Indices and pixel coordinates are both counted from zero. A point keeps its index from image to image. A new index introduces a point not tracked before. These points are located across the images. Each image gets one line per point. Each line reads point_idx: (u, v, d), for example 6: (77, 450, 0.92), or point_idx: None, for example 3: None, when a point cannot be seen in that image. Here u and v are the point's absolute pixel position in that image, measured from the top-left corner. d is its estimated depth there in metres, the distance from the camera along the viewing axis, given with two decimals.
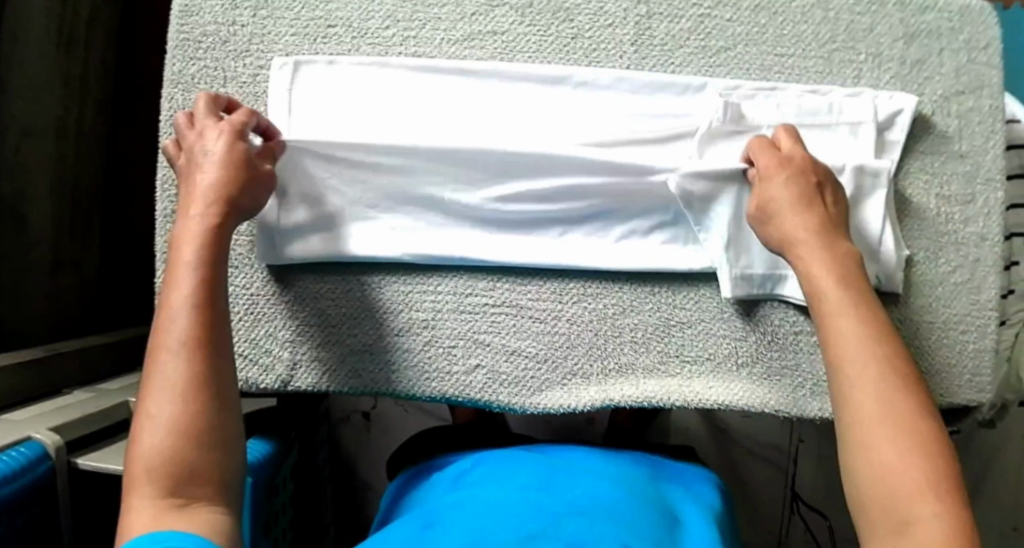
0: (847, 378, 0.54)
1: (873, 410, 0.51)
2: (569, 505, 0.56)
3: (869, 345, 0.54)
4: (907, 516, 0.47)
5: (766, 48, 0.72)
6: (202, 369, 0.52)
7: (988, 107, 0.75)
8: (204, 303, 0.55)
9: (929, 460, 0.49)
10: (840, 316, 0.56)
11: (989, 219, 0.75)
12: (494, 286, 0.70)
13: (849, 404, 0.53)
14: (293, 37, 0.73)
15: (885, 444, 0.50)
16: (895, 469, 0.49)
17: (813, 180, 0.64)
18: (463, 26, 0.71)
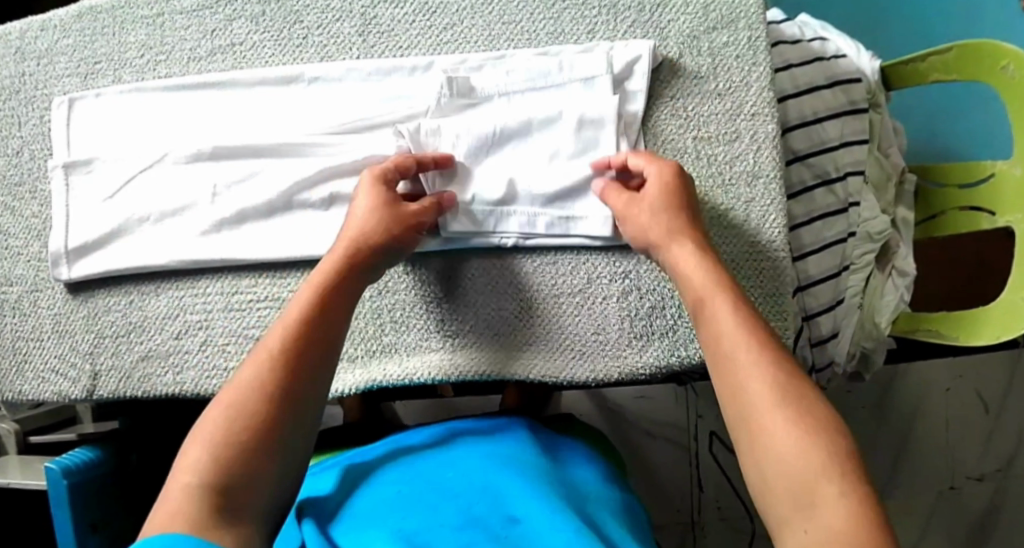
0: (724, 352, 0.55)
1: (770, 393, 0.50)
2: (479, 515, 0.54)
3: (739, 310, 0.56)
4: (817, 496, 0.46)
5: (494, 17, 0.72)
6: (247, 419, 0.54)
7: (746, 39, 0.72)
8: (270, 362, 0.57)
9: (817, 412, 0.49)
10: (710, 296, 0.58)
11: (760, 154, 0.72)
12: (257, 282, 0.74)
13: (738, 375, 0.53)
14: (70, 77, 0.79)
15: (781, 418, 0.49)
16: (781, 436, 0.48)
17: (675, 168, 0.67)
18: (207, 42, 0.75)
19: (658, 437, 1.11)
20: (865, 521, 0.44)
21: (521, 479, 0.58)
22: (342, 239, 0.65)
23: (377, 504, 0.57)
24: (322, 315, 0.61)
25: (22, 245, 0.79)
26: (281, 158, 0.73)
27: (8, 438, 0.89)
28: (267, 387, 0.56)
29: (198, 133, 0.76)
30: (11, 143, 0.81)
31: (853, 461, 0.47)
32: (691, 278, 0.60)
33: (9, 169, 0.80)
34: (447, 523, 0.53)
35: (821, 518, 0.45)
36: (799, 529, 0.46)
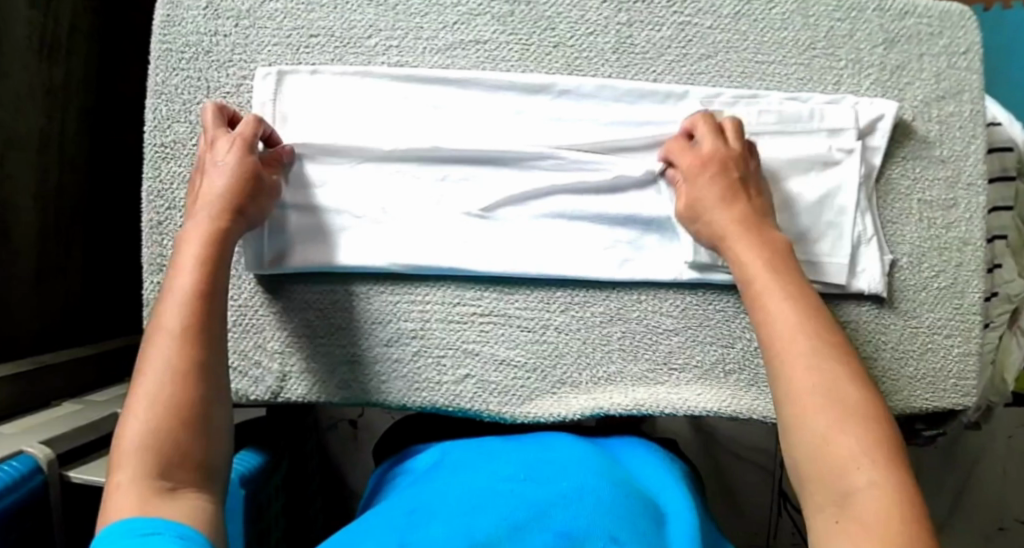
0: (782, 346, 0.57)
1: (820, 375, 0.54)
2: (563, 526, 0.52)
3: (800, 320, 0.57)
4: (849, 487, 0.49)
5: (747, 54, 0.72)
6: (174, 385, 0.54)
7: (968, 112, 0.75)
8: (182, 332, 0.57)
9: (880, 432, 0.51)
10: (770, 295, 0.59)
11: (971, 223, 0.75)
12: (482, 296, 0.72)
13: (781, 356, 0.56)
14: (277, 47, 0.72)
15: (852, 433, 0.51)
16: (841, 435, 0.51)
17: (733, 175, 0.65)
18: (446, 35, 0.71)
19: (748, 460, 1.17)
20: (915, 524, 0.46)
21: (616, 493, 0.57)
22: (198, 199, 0.64)
23: (458, 491, 0.58)
24: (198, 283, 0.59)
25: None
26: (520, 168, 0.71)
27: None
28: (170, 359, 0.55)
29: (423, 131, 0.72)
30: (198, 110, 0.73)
31: (897, 463, 0.50)
32: (748, 266, 0.61)
33: (193, 137, 0.73)
34: (546, 528, 0.52)
35: (865, 504, 0.48)
36: (833, 521, 0.49)
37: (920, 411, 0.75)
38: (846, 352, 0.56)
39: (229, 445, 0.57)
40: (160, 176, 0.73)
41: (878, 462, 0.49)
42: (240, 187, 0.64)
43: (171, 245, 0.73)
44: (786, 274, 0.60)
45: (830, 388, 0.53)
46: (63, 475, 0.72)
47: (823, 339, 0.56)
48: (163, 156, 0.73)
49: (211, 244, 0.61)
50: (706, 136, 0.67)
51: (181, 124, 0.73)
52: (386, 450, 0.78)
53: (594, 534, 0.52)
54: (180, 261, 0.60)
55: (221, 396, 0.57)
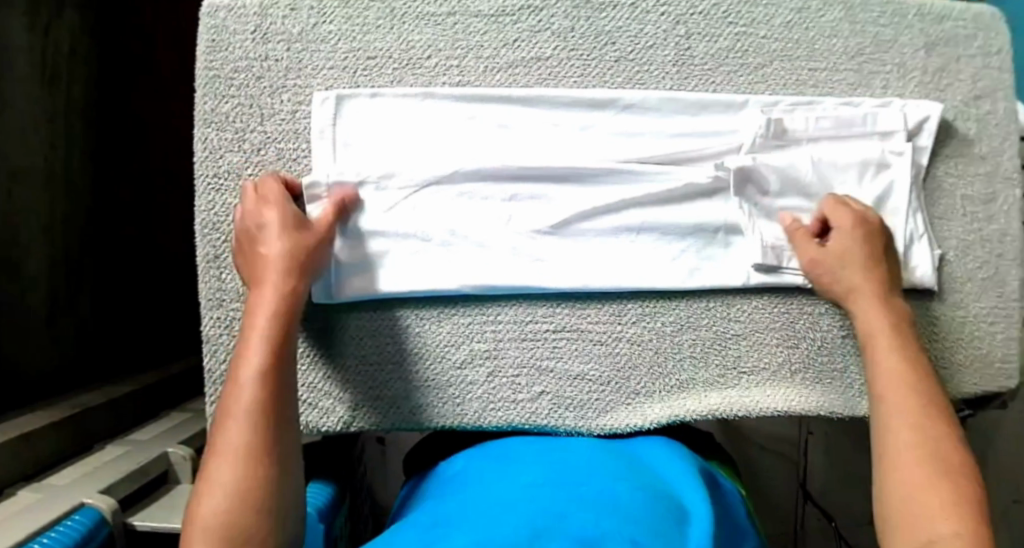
0: (887, 400, 0.61)
1: (915, 441, 0.58)
2: (584, 528, 0.49)
3: (908, 375, 0.61)
4: (931, 534, 0.52)
5: (801, 62, 0.74)
6: (248, 468, 0.54)
7: (1004, 110, 0.79)
8: (253, 413, 0.56)
9: (964, 487, 0.54)
10: (881, 351, 0.64)
11: (1009, 216, 0.79)
12: (553, 313, 0.72)
13: (889, 412, 0.60)
14: (333, 70, 0.71)
15: (932, 478, 0.55)
16: (926, 487, 0.55)
17: (880, 244, 0.69)
18: (507, 53, 0.71)
19: (772, 451, 1.20)
20: None
21: (641, 497, 0.54)
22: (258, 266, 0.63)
23: (484, 505, 0.55)
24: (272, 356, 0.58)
25: None
26: (584, 187, 0.72)
27: (181, 465, 0.81)
28: (250, 437, 0.55)
29: (486, 151, 0.71)
30: (251, 138, 0.71)
31: (980, 518, 0.53)
32: (873, 328, 0.65)
33: (247, 166, 0.71)
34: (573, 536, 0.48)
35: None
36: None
37: (968, 396, 0.78)
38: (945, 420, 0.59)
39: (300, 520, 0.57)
40: (215, 209, 0.71)
41: (953, 512, 0.53)
42: (305, 259, 0.64)
43: (230, 278, 0.71)
44: (906, 346, 0.63)
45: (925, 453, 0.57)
46: (126, 524, 0.70)
47: (918, 397, 0.60)
48: (216, 187, 0.71)
49: (277, 319, 0.60)
50: (857, 206, 0.70)
51: (234, 153, 0.71)
52: (416, 465, 0.76)
53: (615, 536, 0.48)
54: (247, 338, 0.59)
55: (291, 475, 0.56)
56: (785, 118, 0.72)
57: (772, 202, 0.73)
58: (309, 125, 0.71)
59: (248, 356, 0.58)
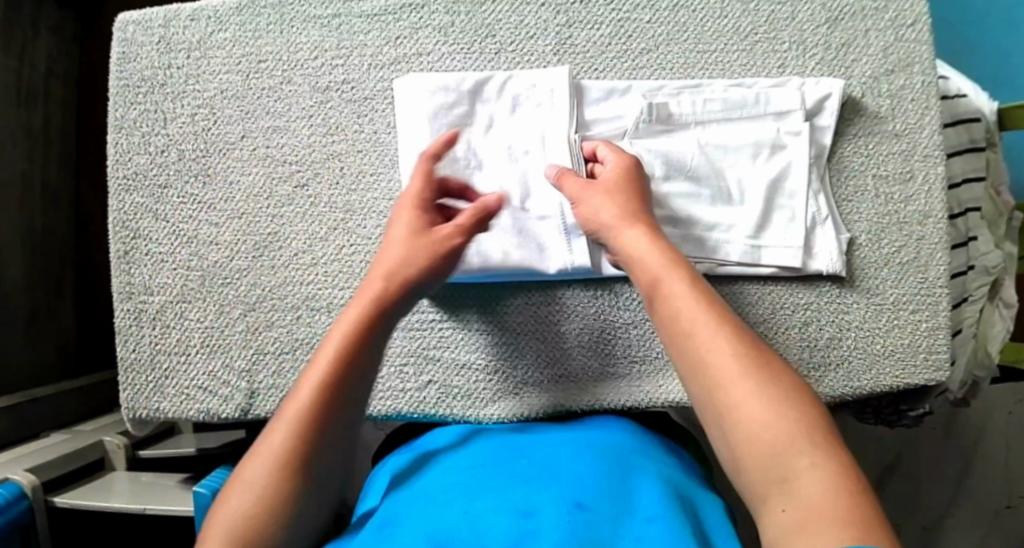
0: (702, 344, 0.51)
1: (737, 364, 0.49)
2: (542, 502, 0.52)
3: (698, 301, 0.54)
4: (787, 471, 0.45)
5: (688, 45, 0.73)
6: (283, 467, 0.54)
7: (921, 83, 0.74)
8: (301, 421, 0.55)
9: (790, 394, 0.48)
10: (668, 282, 0.55)
11: (931, 195, 0.74)
12: (439, 302, 0.72)
13: (701, 348, 0.51)
14: (228, 74, 0.74)
15: (746, 390, 0.48)
16: (760, 415, 0.47)
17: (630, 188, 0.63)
18: (390, 50, 0.73)
19: None
20: (850, 493, 0.43)
21: (600, 467, 0.56)
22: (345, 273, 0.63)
23: (439, 487, 0.56)
24: (358, 357, 0.58)
25: (167, 252, 0.74)
26: (472, 174, 0.71)
27: (116, 453, 0.85)
28: (286, 441, 0.54)
29: (374, 144, 0.73)
30: (156, 141, 0.75)
31: (825, 434, 0.47)
32: (637, 253, 0.58)
33: (153, 168, 0.74)
34: (512, 508, 0.51)
35: (810, 484, 0.44)
36: (777, 508, 0.45)
37: (891, 389, 0.73)
38: (742, 329, 0.52)
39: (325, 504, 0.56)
40: (124, 208, 0.74)
41: (802, 439, 0.46)
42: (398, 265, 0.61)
43: (138, 273, 0.74)
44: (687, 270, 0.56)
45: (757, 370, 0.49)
46: (49, 501, 0.74)
47: (724, 329, 0.51)
48: (125, 188, 0.75)
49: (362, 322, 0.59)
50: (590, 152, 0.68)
51: (141, 155, 0.75)
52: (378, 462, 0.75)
53: (559, 504, 0.51)
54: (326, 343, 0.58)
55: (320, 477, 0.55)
56: (669, 102, 0.71)
57: (659, 188, 0.71)
58: (208, 125, 0.74)
59: (324, 353, 0.57)
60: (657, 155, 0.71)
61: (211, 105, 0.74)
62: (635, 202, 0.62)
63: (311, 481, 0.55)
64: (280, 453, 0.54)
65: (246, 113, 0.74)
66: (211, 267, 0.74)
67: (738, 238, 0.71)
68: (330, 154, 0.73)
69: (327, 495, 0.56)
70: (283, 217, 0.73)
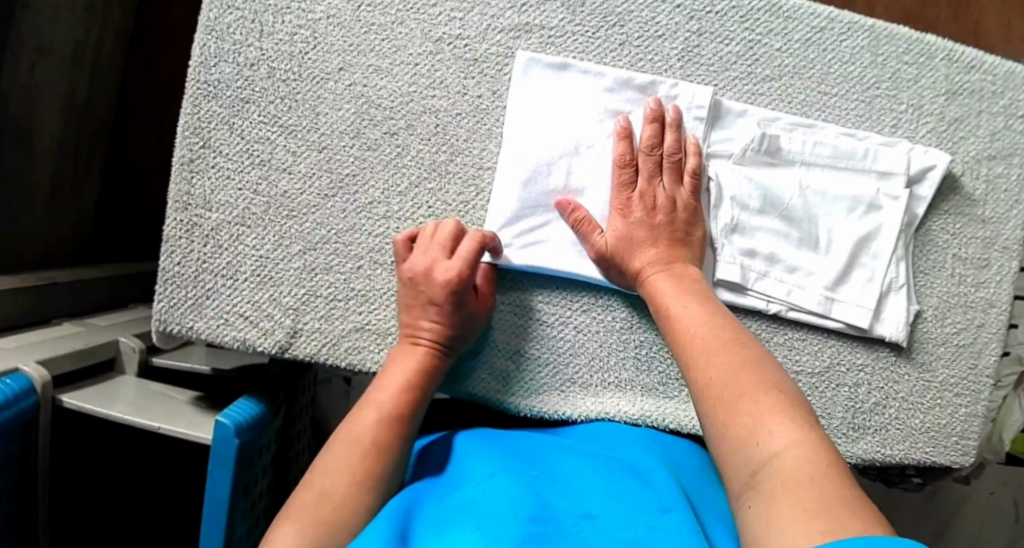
0: (700, 357, 0.55)
1: (733, 369, 0.52)
2: (553, 508, 0.49)
3: (701, 327, 0.58)
4: (755, 465, 0.46)
5: (811, 83, 0.71)
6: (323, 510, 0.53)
7: (1016, 176, 0.76)
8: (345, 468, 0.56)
9: (783, 390, 0.50)
10: (673, 305, 0.61)
11: (1000, 286, 0.75)
12: (503, 282, 0.70)
13: (697, 370, 0.54)
14: (338, 1, 0.70)
15: (753, 394, 0.50)
16: (755, 408, 0.49)
17: (654, 200, 0.67)
18: (512, 16, 0.70)
19: None
20: (817, 463, 0.43)
21: (600, 470, 0.55)
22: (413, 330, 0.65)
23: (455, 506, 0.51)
24: (416, 386, 0.62)
25: (235, 170, 0.70)
26: (590, 166, 0.69)
27: (128, 356, 0.81)
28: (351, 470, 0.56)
29: (476, 109, 0.70)
30: (247, 52, 0.70)
31: (800, 414, 0.47)
32: (660, 290, 0.63)
33: (238, 80, 0.70)
34: (519, 513, 0.48)
35: (780, 462, 0.45)
36: (745, 506, 0.45)
37: (916, 463, 0.75)
38: (750, 347, 0.55)
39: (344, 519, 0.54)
40: (199, 114, 0.70)
41: (768, 427, 0.47)
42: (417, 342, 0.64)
43: (200, 185, 0.70)
44: (698, 301, 0.60)
45: (735, 377, 0.51)
46: (56, 399, 0.70)
47: (729, 349, 0.54)
48: (204, 93, 0.70)
49: (408, 390, 0.61)
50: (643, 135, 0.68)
51: (228, 64, 0.70)
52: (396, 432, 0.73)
53: (566, 511, 0.49)
54: (372, 396, 0.61)
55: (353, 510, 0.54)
56: (781, 134, 0.70)
57: (751, 218, 0.70)
58: (306, 49, 0.70)
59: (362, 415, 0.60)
60: (758, 184, 0.69)
61: (313, 28, 0.70)
62: (652, 222, 0.66)
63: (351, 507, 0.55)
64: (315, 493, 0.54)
65: (348, 45, 0.70)
66: (280, 196, 0.70)
67: (817, 284, 0.70)
68: (426, 108, 0.70)
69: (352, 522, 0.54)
70: (365, 160, 0.70)
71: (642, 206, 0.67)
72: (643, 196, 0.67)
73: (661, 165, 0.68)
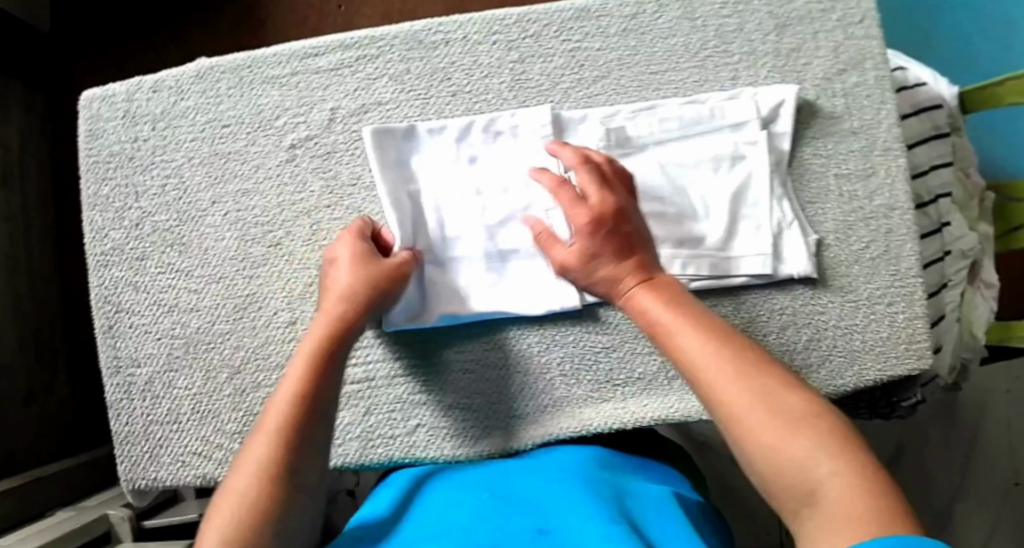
0: (696, 369, 0.54)
1: (737, 387, 0.52)
2: (508, 530, 0.53)
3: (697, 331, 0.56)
4: (812, 483, 0.47)
5: (640, 68, 0.74)
6: (264, 473, 0.54)
7: (874, 79, 0.76)
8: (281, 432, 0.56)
9: (809, 408, 0.50)
10: (659, 311, 0.59)
11: (895, 189, 0.76)
12: (419, 345, 0.73)
13: (707, 384, 0.53)
14: (194, 142, 0.75)
15: (759, 413, 0.50)
16: (771, 428, 0.50)
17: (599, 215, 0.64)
18: (349, 101, 0.73)
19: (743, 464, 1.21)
20: (863, 491, 0.45)
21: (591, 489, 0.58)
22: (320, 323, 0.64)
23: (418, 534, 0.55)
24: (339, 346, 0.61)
25: (150, 322, 0.75)
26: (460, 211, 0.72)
27: (122, 525, 0.84)
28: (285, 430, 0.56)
29: (340, 201, 0.73)
30: (130, 214, 0.75)
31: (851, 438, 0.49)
32: (628, 295, 0.61)
33: (128, 242, 0.75)
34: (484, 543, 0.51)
35: (829, 487, 0.46)
36: (806, 524, 0.46)
37: (873, 383, 0.74)
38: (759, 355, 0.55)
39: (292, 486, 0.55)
40: (105, 283, 0.75)
41: (828, 448, 0.48)
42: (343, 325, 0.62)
43: (125, 346, 0.75)
44: (684, 302, 0.59)
45: (747, 393, 0.52)
46: None
47: (718, 359, 0.54)
48: (104, 263, 0.76)
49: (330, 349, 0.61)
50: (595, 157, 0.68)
51: (117, 231, 0.75)
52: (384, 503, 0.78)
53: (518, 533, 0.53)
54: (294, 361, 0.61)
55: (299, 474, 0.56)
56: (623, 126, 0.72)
57: None
58: (179, 194, 0.75)
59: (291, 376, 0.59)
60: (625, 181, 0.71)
61: (179, 174, 0.75)
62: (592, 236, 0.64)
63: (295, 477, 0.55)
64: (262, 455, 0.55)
65: (213, 178, 0.74)
66: (194, 333, 0.74)
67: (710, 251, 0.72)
68: (299, 212, 0.73)
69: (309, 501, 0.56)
70: (258, 277, 0.73)
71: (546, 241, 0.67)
72: (575, 216, 0.65)
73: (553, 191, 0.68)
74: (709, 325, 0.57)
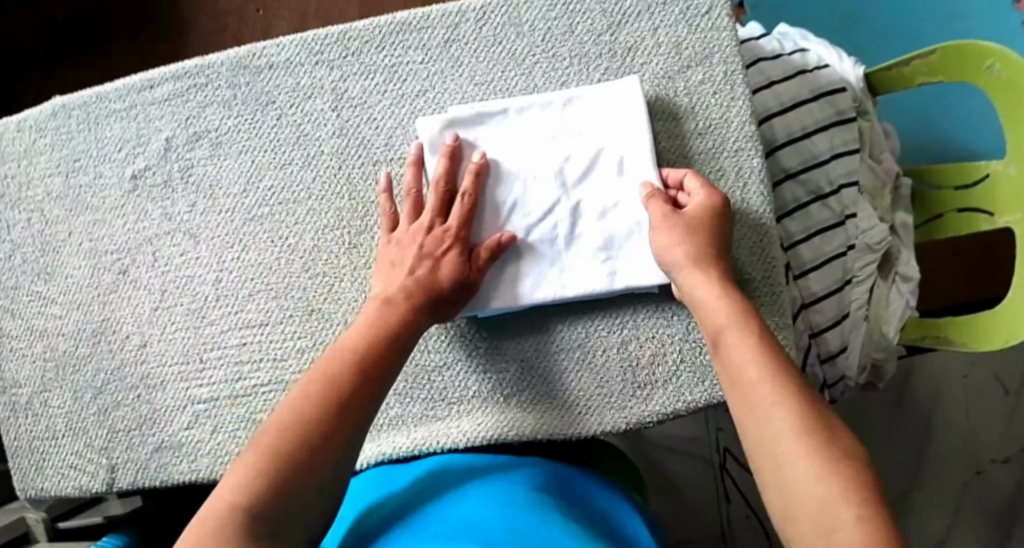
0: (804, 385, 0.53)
1: (796, 414, 0.50)
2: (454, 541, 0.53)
3: (767, 356, 0.55)
4: (836, 522, 0.45)
5: (464, 80, 0.72)
6: (274, 456, 0.56)
7: (721, 74, 0.71)
8: (318, 405, 0.59)
9: (844, 446, 0.49)
10: (730, 334, 0.57)
11: (746, 191, 0.71)
12: (260, 366, 0.74)
13: (757, 405, 0.52)
14: (52, 177, 0.79)
15: (843, 439, 0.49)
16: (831, 460, 0.48)
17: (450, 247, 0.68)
18: (184, 131, 0.75)
19: (685, 459, 1.20)
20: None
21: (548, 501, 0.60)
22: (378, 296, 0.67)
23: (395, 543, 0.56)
24: (383, 340, 0.64)
25: (27, 347, 0.81)
26: (294, 230, 0.74)
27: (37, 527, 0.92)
28: (319, 398, 0.59)
29: (179, 225, 0.76)
30: (4, 247, 0.81)
31: (870, 487, 0.46)
32: (706, 302, 0.60)
33: (5, 272, 0.81)
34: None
35: (842, 537, 0.44)
36: None
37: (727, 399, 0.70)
38: (805, 384, 0.53)
39: (312, 469, 0.56)
40: None
41: (849, 494, 0.46)
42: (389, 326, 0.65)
43: (8, 369, 0.81)
44: (742, 315, 0.58)
45: (795, 422, 0.50)
46: None
47: (788, 383, 0.52)
48: None
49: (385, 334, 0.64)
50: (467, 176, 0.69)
51: None
52: None
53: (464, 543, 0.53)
54: (332, 353, 0.63)
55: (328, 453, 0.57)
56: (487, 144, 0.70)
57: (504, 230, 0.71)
58: (42, 226, 0.79)
59: (313, 371, 0.62)
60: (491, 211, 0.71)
61: (41, 208, 0.79)
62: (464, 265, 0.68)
63: (315, 459, 0.57)
64: (279, 435, 0.57)
65: (70, 211, 0.78)
66: (62, 356, 0.79)
67: (563, 277, 0.70)
68: (142, 240, 0.77)
69: (318, 489, 0.56)
70: (111, 303, 0.78)
71: (430, 247, 0.68)
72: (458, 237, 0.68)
73: (449, 199, 0.70)
74: (775, 353, 0.55)
